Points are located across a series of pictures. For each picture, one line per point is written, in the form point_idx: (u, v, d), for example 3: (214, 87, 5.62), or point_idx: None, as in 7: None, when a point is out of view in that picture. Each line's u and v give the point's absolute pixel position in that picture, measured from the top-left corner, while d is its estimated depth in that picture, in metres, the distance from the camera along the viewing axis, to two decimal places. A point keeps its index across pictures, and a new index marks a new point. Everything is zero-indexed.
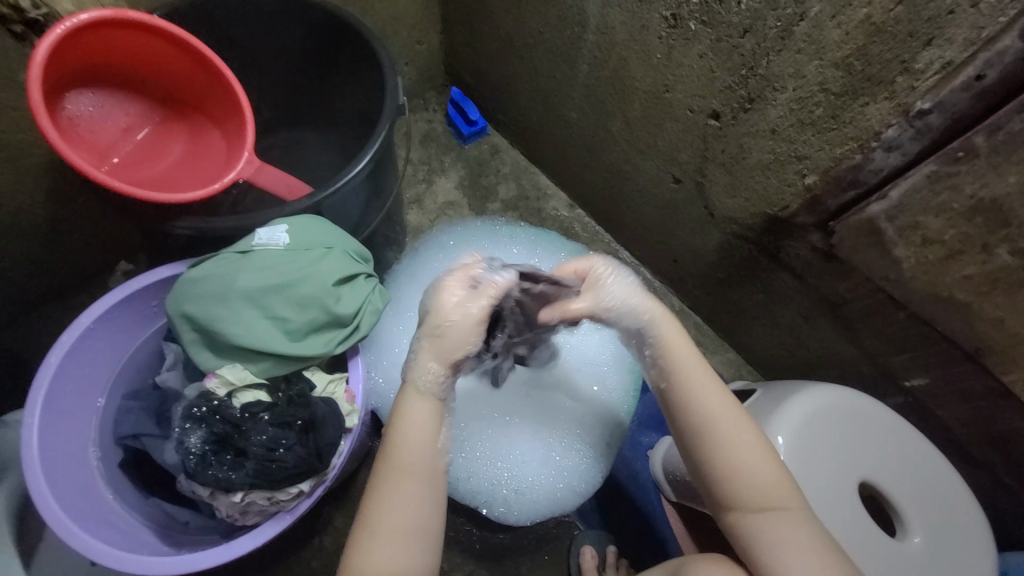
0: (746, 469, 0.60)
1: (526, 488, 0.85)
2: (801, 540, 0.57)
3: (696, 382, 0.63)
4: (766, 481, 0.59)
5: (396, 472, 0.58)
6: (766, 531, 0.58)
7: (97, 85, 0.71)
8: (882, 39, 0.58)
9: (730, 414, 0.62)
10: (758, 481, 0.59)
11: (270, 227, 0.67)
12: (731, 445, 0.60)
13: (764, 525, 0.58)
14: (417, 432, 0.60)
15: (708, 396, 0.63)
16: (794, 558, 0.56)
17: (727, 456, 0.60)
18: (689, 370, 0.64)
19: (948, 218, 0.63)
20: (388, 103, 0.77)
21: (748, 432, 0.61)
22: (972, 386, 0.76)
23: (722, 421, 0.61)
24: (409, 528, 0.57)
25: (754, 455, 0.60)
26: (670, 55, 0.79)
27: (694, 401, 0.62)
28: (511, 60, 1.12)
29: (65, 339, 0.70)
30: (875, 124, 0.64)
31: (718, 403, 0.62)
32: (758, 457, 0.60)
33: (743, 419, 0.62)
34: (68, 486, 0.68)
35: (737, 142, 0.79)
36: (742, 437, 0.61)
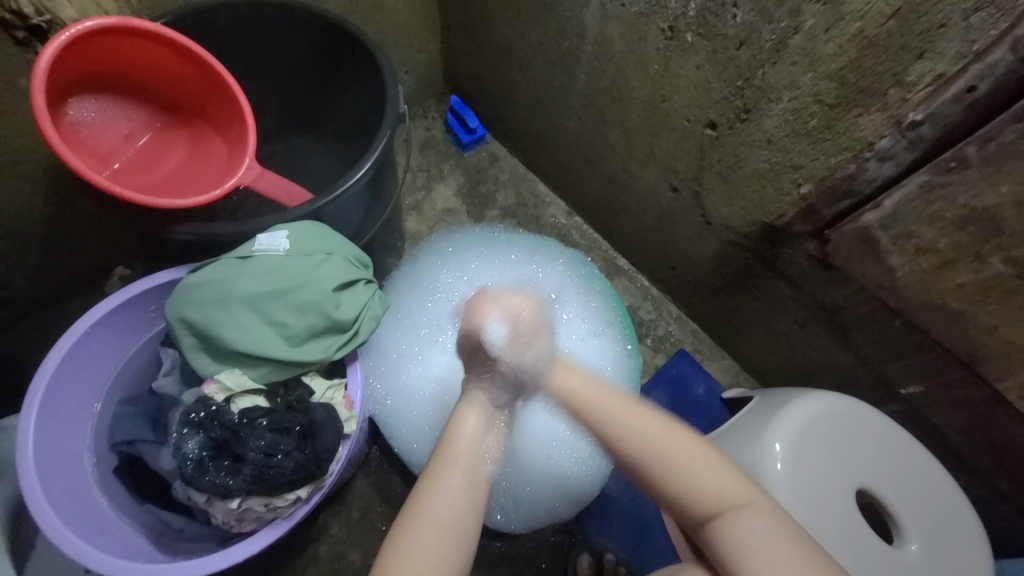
0: (687, 482, 0.58)
1: (524, 496, 0.86)
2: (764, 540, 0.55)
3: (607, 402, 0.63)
4: (714, 493, 0.58)
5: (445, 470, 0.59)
6: (730, 541, 0.56)
7: (99, 91, 0.72)
8: (874, 52, 0.60)
9: (658, 429, 0.61)
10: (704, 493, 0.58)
11: (270, 232, 0.68)
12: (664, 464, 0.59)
13: (726, 532, 0.56)
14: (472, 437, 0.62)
15: (628, 417, 0.62)
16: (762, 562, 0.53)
17: (665, 476, 0.59)
18: (597, 399, 0.64)
19: (942, 227, 0.64)
20: (389, 111, 0.78)
21: (677, 444, 0.60)
22: (968, 393, 0.76)
23: (649, 439, 0.60)
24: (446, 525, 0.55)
25: (692, 466, 0.59)
26: (667, 66, 0.80)
27: (618, 430, 0.62)
28: (510, 70, 1.14)
29: (62, 344, 0.69)
30: (868, 134, 0.65)
31: (637, 423, 0.62)
32: (699, 467, 0.59)
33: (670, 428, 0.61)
34: (63, 493, 0.68)
35: (733, 151, 0.81)
36: (675, 450, 0.60)
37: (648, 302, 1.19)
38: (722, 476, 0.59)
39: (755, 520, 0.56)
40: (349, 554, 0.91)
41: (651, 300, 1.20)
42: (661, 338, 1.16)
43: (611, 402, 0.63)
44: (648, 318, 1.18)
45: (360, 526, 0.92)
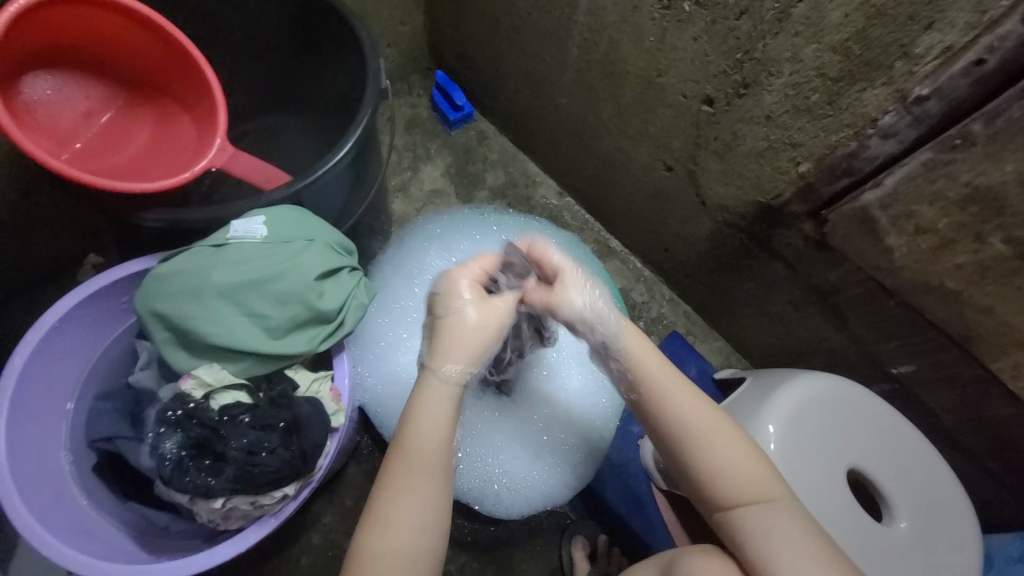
0: (727, 467, 0.59)
1: (515, 480, 0.84)
2: (792, 532, 0.56)
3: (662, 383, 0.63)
4: (741, 481, 0.59)
5: (406, 468, 0.57)
6: (757, 527, 0.57)
7: (53, 67, 0.66)
8: (882, 22, 0.57)
9: (705, 412, 0.62)
10: (738, 480, 0.59)
11: (246, 218, 0.64)
12: (711, 447, 0.60)
13: (754, 519, 0.58)
14: (433, 429, 0.58)
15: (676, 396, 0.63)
16: (789, 551, 0.55)
17: (710, 456, 0.60)
18: (655, 368, 0.64)
19: (943, 207, 0.62)
20: (370, 87, 0.73)
21: (721, 428, 0.61)
22: (959, 372, 0.77)
23: (699, 420, 0.61)
24: (420, 523, 0.56)
25: (732, 451, 0.60)
26: (663, 38, 0.77)
27: (674, 409, 0.62)
28: (498, 42, 1.08)
29: (29, 340, 0.66)
30: (872, 110, 0.63)
31: (683, 400, 0.62)
32: (738, 455, 0.60)
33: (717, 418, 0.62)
34: (41, 493, 0.65)
35: (730, 128, 0.78)
36: (721, 435, 0.61)
37: (641, 284, 1.18)
38: (755, 467, 0.60)
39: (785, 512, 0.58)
40: (342, 542, 0.90)
41: (643, 282, 1.18)
42: (654, 320, 1.15)
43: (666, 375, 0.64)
44: (640, 301, 1.17)
45: (353, 514, 0.92)
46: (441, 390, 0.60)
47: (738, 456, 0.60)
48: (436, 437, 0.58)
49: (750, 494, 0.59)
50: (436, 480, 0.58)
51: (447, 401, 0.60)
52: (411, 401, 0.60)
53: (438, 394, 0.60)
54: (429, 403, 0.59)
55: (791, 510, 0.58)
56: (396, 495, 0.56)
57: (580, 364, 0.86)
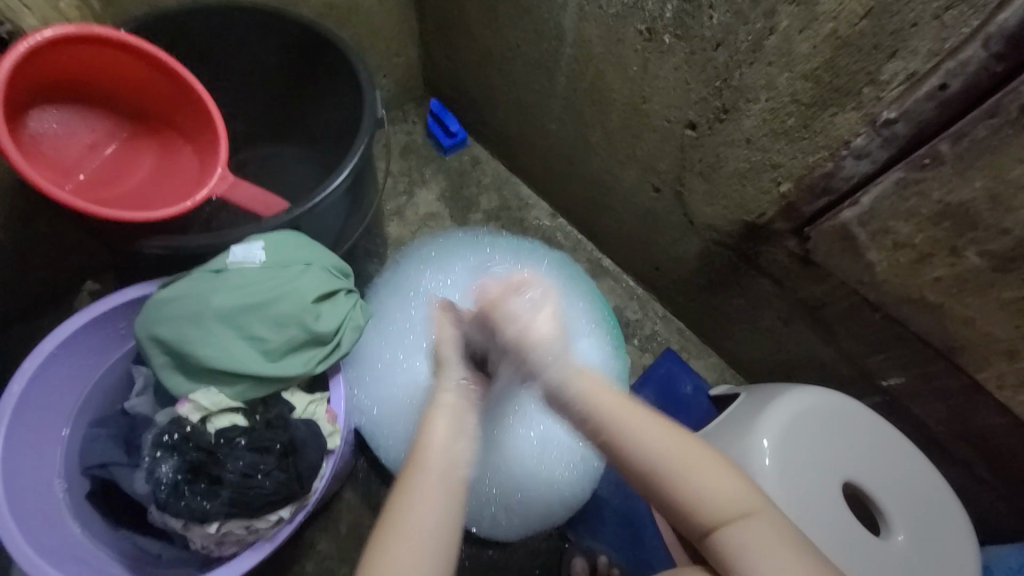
0: (696, 486, 0.59)
1: (513, 501, 0.85)
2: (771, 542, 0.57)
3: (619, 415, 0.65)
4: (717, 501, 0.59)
5: (422, 481, 0.60)
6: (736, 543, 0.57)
7: (60, 101, 0.69)
8: (849, 51, 0.60)
9: (665, 433, 0.63)
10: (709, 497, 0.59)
11: (245, 243, 0.65)
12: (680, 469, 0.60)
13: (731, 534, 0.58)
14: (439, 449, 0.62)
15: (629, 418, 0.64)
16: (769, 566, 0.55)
17: (675, 478, 0.60)
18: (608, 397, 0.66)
19: (918, 223, 0.65)
20: (367, 117, 0.76)
21: (686, 446, 0.62)
22: (947, 383, 0.78)
23: (657, 441, 0.62)
24: (430, 536, 0.57)
25: (700, 468, 0.60)
26: (646, 68, 0.81)
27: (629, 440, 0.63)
28: (490, 72, 1.13)
29: (27, 366, 0.66)
30: (844, 133, 0.66)
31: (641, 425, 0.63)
32: (705, 472, 0.60)
33: (681, 443, 0.62)
34: (35, 522, 0.64)
35: (713, 151, 0.81)
36: (682, 453, 0.61)
37: (634, 302, 1.20)
38: (728, 482, 0.60)
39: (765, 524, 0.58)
40: (338, 569, 0.89)
41: (636, 300, 1.20)
42: (648, 338, 1.17)
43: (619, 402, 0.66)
44: (634, 318, 1.19)
45: (349, 540, 0.91)
46: (445, 416, 0.65)
47: (709, 473, 0.60)
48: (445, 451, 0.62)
49: (728, 508, 0.59)
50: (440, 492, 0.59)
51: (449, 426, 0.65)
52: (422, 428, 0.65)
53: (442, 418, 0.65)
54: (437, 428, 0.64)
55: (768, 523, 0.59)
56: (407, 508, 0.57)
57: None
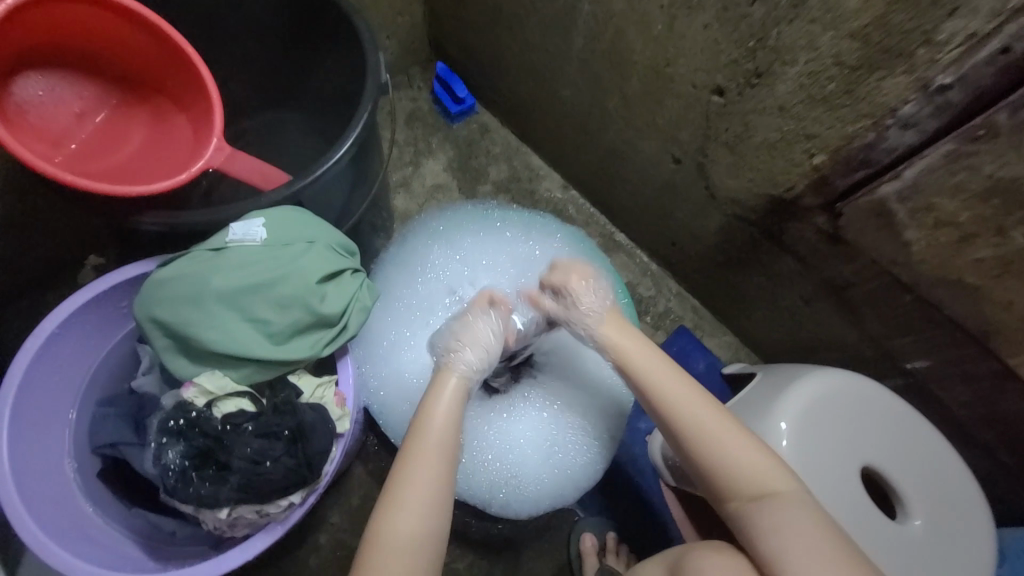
0: (721, 454, 0.61)
1: (527, 475, 0.83)
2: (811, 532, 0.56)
3: (657, 386, 0.66)
4: (750, 476, 0.60)
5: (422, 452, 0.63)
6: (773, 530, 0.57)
7: (44, 66, 0.64)
8: (903, 7, 0.54)
9: (697, 404, 0.64)
10: (740, 471, 0.60)
11: (245, 221, 0.62)
12: (716, 441, 0.62)
13: (767, 518, 0.58)
14: (441, 424, 0.66)
15: (670, 391, 0.65)
16: (802, 546, 0.55)
17: (711, 451, 0.62)
18: (653, 363, 0.68)
19: (964, 200, 0.60)
20: (370, 83, 0.71)
21: (719, 423, 0.63)
22: (975, 368, 0.75)
23: (690, 412, 0.64)
24: (429, 500, 0.61)
25: (734, 442, 0.62)
26: (671, 26, 0.74)
27: (662, 407, 0.65)
28: (501, 32, 1.05)
29: (29, 347, 0.64)
30: (891, 100, 0.60)
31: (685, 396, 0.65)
32: (738, 446, 0.61)
33: (722, 417, 0.63)
34: (48, 502, 0.65)
35: (741, 120, 0.75)
36: (717, 425, 0.62)
37: (647, 278, 1.16)
38: (760, 459, 0.61)
39: (800, 511, 0.58)
40: (351, 541, 0.90)
41: (650, 276, 1.16)
42: (661, 315, 1.14)
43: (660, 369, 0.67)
44: (647, 295, 1.15)
45: (361, 513, 0.92)
46: (453, 387, 0.69)
47: (745, 448, 0.61)
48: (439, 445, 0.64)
49: (763, 487, 0.59)
50: (441, 461, 0.63)
51: (454, 398, 0.68)
52: (426, 398, 0.68)
53: (446, 393, 0.68)
54: (440, 401, 0.68)
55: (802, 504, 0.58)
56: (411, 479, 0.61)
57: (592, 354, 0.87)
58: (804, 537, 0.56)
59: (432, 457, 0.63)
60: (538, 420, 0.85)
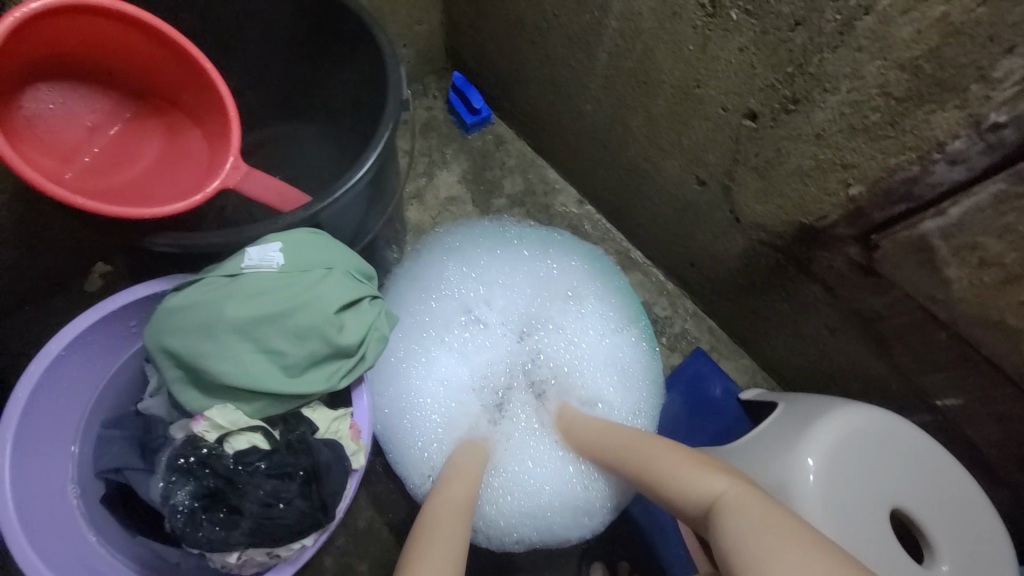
0: (667, 479, 0.68)
1: (548, 505, 0.83)
2: (756, 520, 0.57)
3: (620, 442, 0.77)
4: (698, 495, 0.64)
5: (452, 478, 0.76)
6: (729, 530, 0.57)
7: (57, 79, 0.62)
8: (959, 40, 0.51)
9: (645, 445, 0.74)
10: (684, 491, 0.65)
11: (261, 245, 0.60)
12: (668, 474, 0.68)
13: (715, 529, 0.59)
14: (468, 460, 0.80)
15: (626, 441, 0.77)
16: (745, 543, 0.55)
17: (665, 484, 0.68)
18: (615, 433, 0.79)
19: (1012, 241, 0.57)
20: (392, 99, 0.69)
21: (659, 452, 0.71)
22: (1011, 409, 0.72)
23: (640, 453, 0.73)
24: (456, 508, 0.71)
25: (678, 466, 0.68)
26: (704, 48, 0.71)
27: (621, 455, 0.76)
28: (521, 45, 1.03)
29: (33, 371, 0.62)
30: (939, 134, 0.57)
31: (637, 443, 0.75)
32: (676, 467, 0.68)
33: (665, 446, 0.72)
34: (47, 537, 0.62)
35: (774, 145, 0.73)
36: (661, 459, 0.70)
37: (664, 297, 1.14)
38: (698, 475, 0.65)
39: (739, 510, 0.58)
40: (356, 566, 0.88)
41: (666, 296, 1.14)
42: (677, 336, 1.11)
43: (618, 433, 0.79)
44: (663, 315, 1.13)
45: (367, 537, 0.89)
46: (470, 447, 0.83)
47: (685, 468, 0.67)
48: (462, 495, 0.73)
49: (710, 496, 0.63)
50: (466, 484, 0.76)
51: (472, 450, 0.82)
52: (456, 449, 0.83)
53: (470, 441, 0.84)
54: (467, 450, 0.82)
55: (741, 506, 0.59)
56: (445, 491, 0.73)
57: (613, 369, 0.90)
58: (743, 537, 0.56)
59: (464, 482, 0.76)
60: (552, 457, 0.86)
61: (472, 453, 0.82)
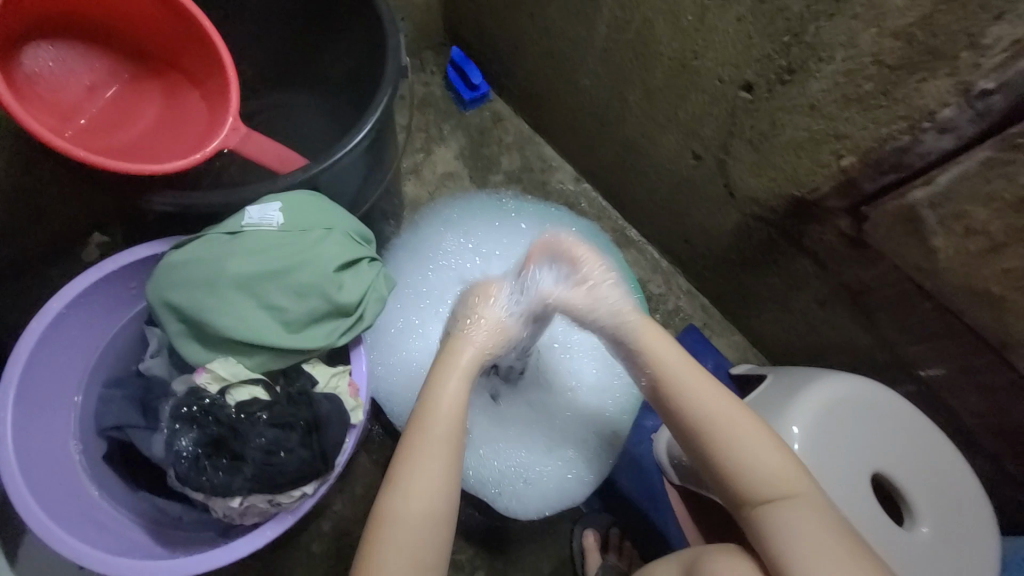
0: (735, 453, 0.61)
1: (518, 480, 0.83)
2: (828, 535, 0.56)
3: (688, 383, 0.65)
4: (767, 481, 0.60)
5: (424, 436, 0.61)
6: (791, 532, 0.57)
7: (54, 36, 0.62)
8: (951, 7, 0.52)
9: (723, 404, 0.63)
10: (753, 473, 0.60)
11: (261, 204, 0.60)
12: (741, 451, 0.61)
13: (777, 523, 0.58)
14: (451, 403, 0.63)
15: (699, 391, 0.64)
16: (812, 551, 0.55)
17: (734, 459, 0.61)
18: (686, 371, 0.66)
19: (997, 209, 0.59)
20: (390, 65, 0.69)
21: (738, 422, 0.62)
22: (990, 377, 0.75)
23: (714, 412, 0.63)
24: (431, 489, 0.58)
25: (755, 447, 0.61)
26: (702, 18, 0.72)
27: (692, 407, 0.64)
28: (520, 18, 1.03)
29: (34, 327, 0.63)
30: (930, 102, 0.58)
31: (711, 398, 0.64)
32: (753, 449, 0.61)
33: (744, 414, 0.63)
34: (49, 488, 0.64)
35: (769, 117, 0.73)
36: (740, 435, 0.62)
37: (658, 274, 1.15)
38: (776, 465, 0.60)
39: (811, 515, 0.58)
40: (354, 530, 0.90)
41: (661, 273, 1.15)
42: (670, 313, 1.13)
43: (690, 369, 0.66)
44: (657, 292, 1.14)
45: (364, 502, 0.91)
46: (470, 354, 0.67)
47: (765, 451, 0.61)
48: (453, 413, 0.62)
49: (780, 490, 0.59)
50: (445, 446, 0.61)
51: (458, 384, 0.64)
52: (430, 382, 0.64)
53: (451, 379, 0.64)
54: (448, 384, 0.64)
55: (813, 510, 0.58)
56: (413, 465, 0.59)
57: (599, 359, 0.86)
58: (809, 542, 0.56)
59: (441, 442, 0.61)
60: (521, 431, 0.85)
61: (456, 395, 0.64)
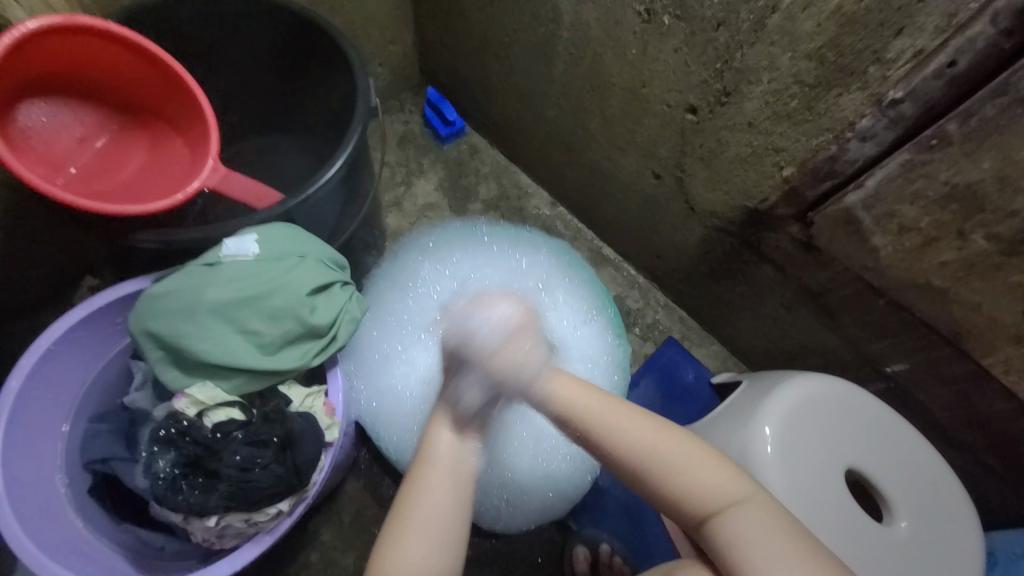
0: (682, 474, 0.58)
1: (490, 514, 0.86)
2: (787, 537, 0.54)
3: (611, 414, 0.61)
4: (715, 491, 0.57)
5: (428, 474, 0.61)
6: (748, 539, 0.54)
7: (48, 95, 0.67)
8: (853, 29, 0.58)
9: (654, 429, 0.60)
10: (703, 489, 0.57)
11: (238, 237, 0.65)
12: (668, 472, 0.58)
13: (737, 532, 0.55)
14: (448, 449, 0.63)
15: (623, 417, 0.61)
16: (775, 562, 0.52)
17: (683, 480, 0.58)
18: (601, 405, 0.62)
19: (924, 206, 0.64)
20: (360, 106, 0.74)
21: (670, 440, 0.59)
22: (951, 369, 0.77)
23: (647, 438, 0.59)
24: (432, 524, 0.58)
25: (697, 460, 0.58)
26: (645, 51, 0.79)
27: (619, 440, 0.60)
28: (487, 58, 1.10)
29: (25, 363, 0.66)
30: (849, 114, 0.64)
31: (638, 424, 0.61)
32: (700, 464, 0.58)
33: (677, 432, 0.61)
34: (38, 519, 0.65)
35: (714, 136, 0.79)
36: (679, 453, 0.59)
37: (635, 290, 1.19)
38: (720, 473, 0.58)
39: (763, 517, 0.55)
40: (342, 559, 0.89)
41: (638, 289, 1.19)
42: (650, 327, 1.16)
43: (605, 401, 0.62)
44: (635, 307, 1.17)
45: (352, 530, 0.91)
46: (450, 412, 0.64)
47: (705, 467, 0.58)
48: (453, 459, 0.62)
49: (719, 502, 0.57)
50: (449, 484, 0.61)
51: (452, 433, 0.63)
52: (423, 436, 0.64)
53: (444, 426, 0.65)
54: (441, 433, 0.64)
55: (764, 511, 0.56)
56: (418, 505, 0.59)
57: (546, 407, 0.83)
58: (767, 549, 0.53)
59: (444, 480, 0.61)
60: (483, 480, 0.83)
61: (451, 443, 0.63)
